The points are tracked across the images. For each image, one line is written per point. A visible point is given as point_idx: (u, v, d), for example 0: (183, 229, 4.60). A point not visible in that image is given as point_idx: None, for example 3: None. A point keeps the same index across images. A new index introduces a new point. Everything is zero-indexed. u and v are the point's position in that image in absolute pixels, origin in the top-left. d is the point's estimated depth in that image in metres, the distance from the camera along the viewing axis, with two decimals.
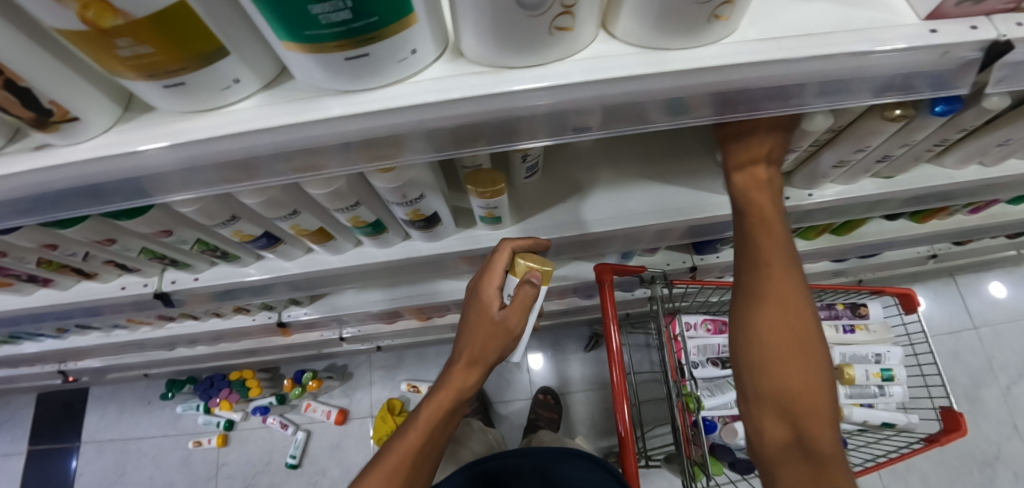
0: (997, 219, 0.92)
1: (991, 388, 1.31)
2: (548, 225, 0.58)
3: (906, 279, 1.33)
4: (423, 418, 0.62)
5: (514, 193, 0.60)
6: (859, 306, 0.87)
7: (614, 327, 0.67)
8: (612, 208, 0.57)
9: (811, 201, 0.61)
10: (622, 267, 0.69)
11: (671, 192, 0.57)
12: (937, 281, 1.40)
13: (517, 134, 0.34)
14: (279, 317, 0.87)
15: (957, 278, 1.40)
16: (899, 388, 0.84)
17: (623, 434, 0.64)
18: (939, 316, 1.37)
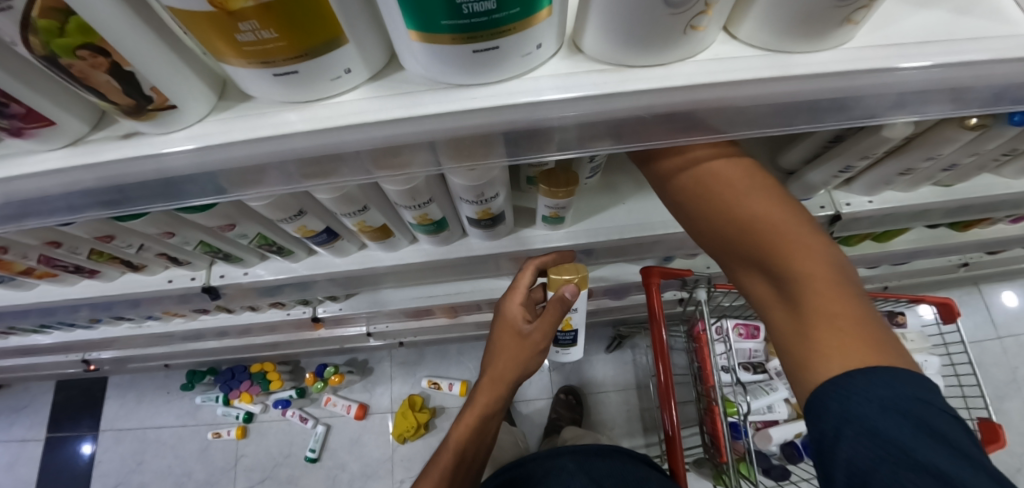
0: None
1: (1014, 399, 1.31)
2: (607, 227, 0.57)
3: (930, 288, 1.33)
4: (455, 437, 0.63)
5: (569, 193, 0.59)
6: (897, 314, 0.86)
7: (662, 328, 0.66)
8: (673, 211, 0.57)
9: (871, 208, 0.60)
10: (670, 270, 0.68)
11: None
12: (962, 290, 1.39)
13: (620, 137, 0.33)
14: (313, 312, 0.87)
15: (980, 288, 1.39)
16: None
17: (671, 433, 0.64)
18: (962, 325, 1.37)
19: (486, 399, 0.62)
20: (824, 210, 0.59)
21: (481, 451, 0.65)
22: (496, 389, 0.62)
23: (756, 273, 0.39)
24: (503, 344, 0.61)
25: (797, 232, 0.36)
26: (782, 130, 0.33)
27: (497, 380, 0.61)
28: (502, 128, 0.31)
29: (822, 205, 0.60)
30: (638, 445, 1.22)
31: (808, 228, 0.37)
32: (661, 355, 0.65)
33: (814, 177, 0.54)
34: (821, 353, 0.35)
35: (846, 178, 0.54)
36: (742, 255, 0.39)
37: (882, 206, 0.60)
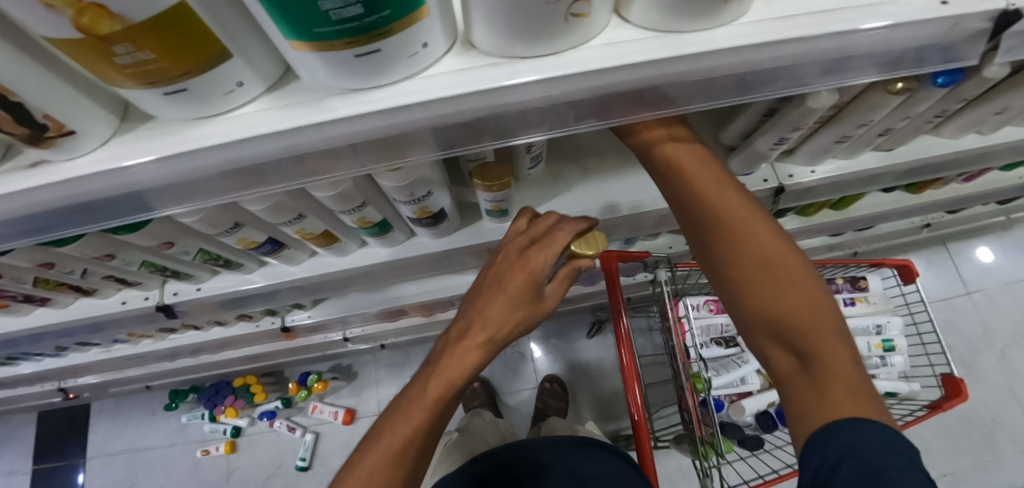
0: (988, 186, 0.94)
1: (986, 352, 1.35)
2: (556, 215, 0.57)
3: (899, 250, 1.35)
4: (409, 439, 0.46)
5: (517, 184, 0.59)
6: (858, 279, 0.88)
7: (622, 312, 0.67)
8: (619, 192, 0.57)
9: (815, 178, 0.61)
10: (626, 253, 0.68)
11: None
12: (930, 251, 1.42)
13: (530, 126, 0.33)
14: (282, 322, 0.86)
15: (948, 246, 1.43)
16: (901, 358, 0.87)
17: (636, 417, 0.65)
18: (933, 284, 1.40)
19: (435, 395, 0.47)
20: (767, 183, 0.59)
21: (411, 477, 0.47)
22: (452, 379, 0.47)
23: (774, 334, 0.43)
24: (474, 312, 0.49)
25: (813, 303, 0.42)
26: (689, 109, 0.34)
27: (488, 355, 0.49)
28: (407, 129, 0.31)
29: (767, 179, 0.60)
30: (625, 427, 1.24)
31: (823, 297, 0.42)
32: (624, 338, 0.66)
33: (752, 152, 0.54)
34: (830, 402, 0.40)
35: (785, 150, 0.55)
36: (767, 308, 0.42)
37: (826, 175, 0.60)
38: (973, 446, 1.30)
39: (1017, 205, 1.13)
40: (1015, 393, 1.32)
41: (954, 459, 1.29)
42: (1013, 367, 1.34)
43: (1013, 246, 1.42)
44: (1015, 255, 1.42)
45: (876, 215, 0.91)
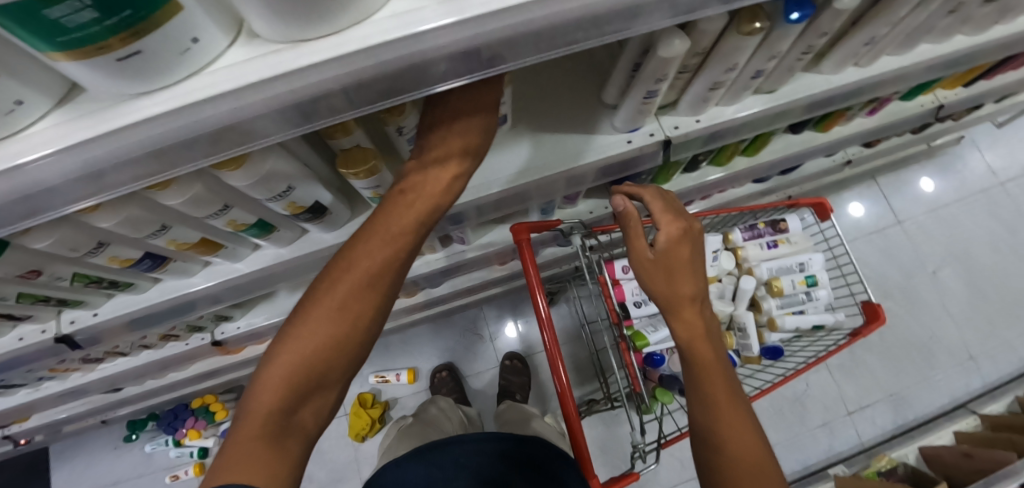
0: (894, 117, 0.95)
1: (920, 276, 1.43)
2: None
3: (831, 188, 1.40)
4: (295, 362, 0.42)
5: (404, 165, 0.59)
6: (777, 221, 0.92)
7: (537, 286, 0.68)
8: (510, 164, 0.59)
9: (701, 127, 0.61)
10: (537, 224, 0.70)
11: (566, 143, 0.59)
12: (862, 185, 1.48)
13: (343, 107, 0.33)
14: (211, 337, 0.85)
15: (879, 179, 1.48)
16: (824, 291, 0.91)
17: (561, 390, 0.66)
18: (867, 217, 1.46)
19: (377, 255, 0.44)
20: (655, 137, 0.60)
21: (360, 337, 0.44)
22: (394, 238, 0.44)
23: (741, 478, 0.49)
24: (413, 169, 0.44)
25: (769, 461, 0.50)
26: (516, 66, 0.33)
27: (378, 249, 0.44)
28: (205, 127, 0.30)
29: (655, 133, 0.60)
30: (587, 392, 1.28)
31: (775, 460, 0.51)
32: (541, 306, 0.67)
33: (630, 108, 0.54)
34: None
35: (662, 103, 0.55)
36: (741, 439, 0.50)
37: (711, 123, 0.61)
38: (914, 364, 1.39)
39: (931, 132, 1.18)
40: (948, 311, 1.41)
41: (897, 379, 1.39)
42: (944, 287, 1.43)
43: (937, 171, 1.49)
44: (940, 180, 1.49)
45: (788, 157, 0.93)
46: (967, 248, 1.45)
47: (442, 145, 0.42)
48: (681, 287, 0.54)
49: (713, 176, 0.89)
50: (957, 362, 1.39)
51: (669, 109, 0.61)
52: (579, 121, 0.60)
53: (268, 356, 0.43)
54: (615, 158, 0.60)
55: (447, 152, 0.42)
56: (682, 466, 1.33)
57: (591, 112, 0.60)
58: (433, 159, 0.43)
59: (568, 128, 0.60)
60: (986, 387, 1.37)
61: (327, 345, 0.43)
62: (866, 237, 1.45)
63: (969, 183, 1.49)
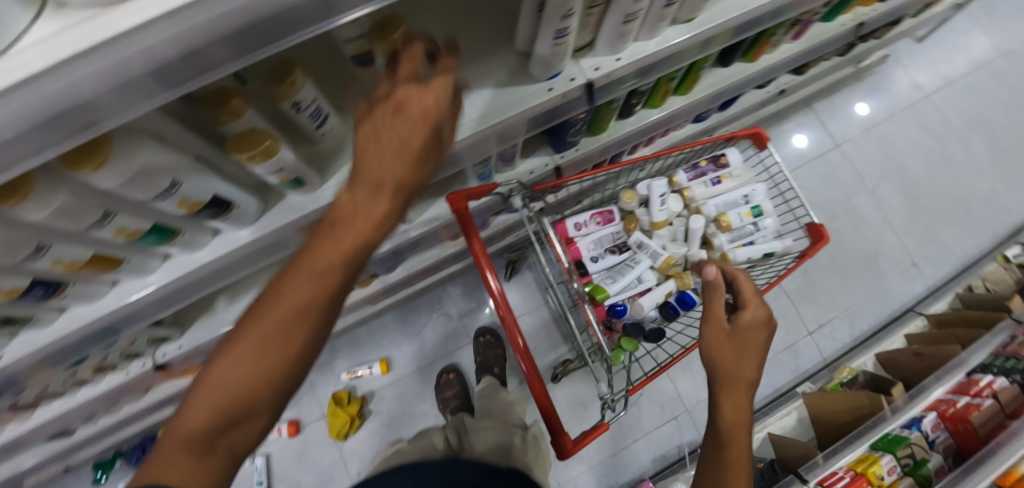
0: (819, 39, 0.96)
1: (862, 195, 1.50)
2: None
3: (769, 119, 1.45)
4: (241, 379, 0.37)
5: (315, 147, 0.56)
6: (718, 157, 0.92)
7: (483, 257, 0.66)
8: None
9: (623, 65, 0.58)
10: (474, 190, 0.67)
11: (482, 98, 0.57)
12: (800, 115, 1.52)
13: (205, 66, 0.30)
14: (154, 361, 0.81)
15: (814, 107, 1.53)
16: (770, 220, 0.93)
17: (528, 372, 0.63)
18: (807, 145, 1.51)
19: (314, 272, 0.38)
20: (576, 81, 0.56)
21: (305, 354, 0.39)
22: (334, 256, 0.38)
23: None
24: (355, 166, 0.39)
25: None
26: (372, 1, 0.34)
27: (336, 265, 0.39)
28: (28, 119, 0.26)
29: (576, 78, 0.56)
30: (562, 353, 1.29)
31: None
32: (489, 273, 0.66)
33: (544, 52, 0.51)
34: None
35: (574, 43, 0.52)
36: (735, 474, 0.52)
37: (633, 59, 0.58)
38: (863, 278, 1.48)
39: (856, 53, 1.21)
40: (890, 224, 1.50)
41: (849, 294, 1.47)
42: (883, 202, 1.50)
43: (867, 92, 1.55)
44: (871, 100, 1.55)
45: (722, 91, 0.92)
46: (901, 162, 1.52)
47: (383, 138, 0.38)
48: (742, 350, 0.61)
49: (650, 120, 0.87)
50: (902, 270, 1.49)
51: (587, 50, 0.58)
52: (493, 73, 0.58)
53: (204, 374, 0.38)
54: (538, 109, 0.57)
55: (387, 140, 0.38)
56: (663, 408, 1.38)
57: (504, 64, 0.58)
58: (368, 146, 0.38)
59: (483, 82, 0.57)
60: (929, 289, 1.47)
61: (271, 368, 0.38)
62: (808, 164, 1.50)
63: (897, 100, 1.55)
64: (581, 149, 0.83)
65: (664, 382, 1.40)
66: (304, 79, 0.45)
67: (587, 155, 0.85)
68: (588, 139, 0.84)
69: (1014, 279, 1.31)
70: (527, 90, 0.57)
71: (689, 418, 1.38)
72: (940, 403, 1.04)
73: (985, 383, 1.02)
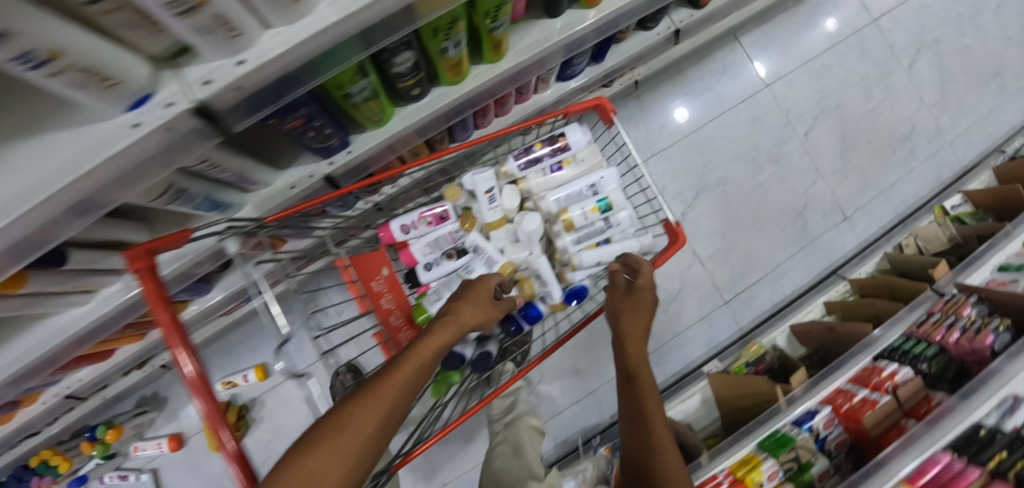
0: None
1: (791, 142, 1.37)
2: None
3: (688, 62, 1.33)
4: (350, 447, 0.43)
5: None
6: (556, 138, 0.71)
7: (168, 327, 0.48)
8: None
9: (249, 72, 0.38)
10: (162, 239, 0.52)
11: (42, 151, 0.36)
12: (726, 51, 1.35)
13: None
14: None
15: (742, 40, 1.36)
16: (625, 212, 0.75)
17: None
18: (733, 86, 1.36)
19: (421, 366, 0.51)
20: (174, 108, 0.37)
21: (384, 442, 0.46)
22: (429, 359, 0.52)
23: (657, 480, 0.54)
24: (430, 332, 0.55)
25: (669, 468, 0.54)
26: None
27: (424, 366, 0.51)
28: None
29: (174, 102, 0.37)
30: None
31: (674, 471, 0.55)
32: (177, 349, 0.47)
33: (51, 86, 0.30)
34: None
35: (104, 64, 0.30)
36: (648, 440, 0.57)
37: (260, 61, 0.37)
38: (788, 235, 1.36)
39: None
40: (823, 173, 1.38)
41: (771, 256, 1.35)
42: (814, 147, 1.38)
43: (801, 22, 1.38)
44: (805, 28, 1.38)
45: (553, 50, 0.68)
46: (839, 99, 1.39)
47: (467, 307, 0.60)
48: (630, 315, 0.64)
49: (447, 101, 0.65)
50: (833, 225, 1.37)
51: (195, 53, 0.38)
52: (56, 107, 0.37)
53: (294, 456, 0.42)
54: (139, 153, 0.38)
55: (468, 318, 0.60)
56: (564, 393, 1.30)
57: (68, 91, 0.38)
58: (452, 318, 0.58)
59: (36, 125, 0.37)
60: (859, 245, 1.37)
61: (367, 445, 0.44)
62: (732, 109, 1.36)
63: (841, 24, 1.40)
64: (354, 152, 0.63)
65: (567, 365, 1.31)
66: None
67: (368, 156, 0.65)
68: (363, 136, 0.64)
69: (947, 235, 1.18)
70: (108, 127, 0.37)
71: (593, 400, 1.30)
72: (839, 396, 0.93)
73: (889, 374, 0.90)
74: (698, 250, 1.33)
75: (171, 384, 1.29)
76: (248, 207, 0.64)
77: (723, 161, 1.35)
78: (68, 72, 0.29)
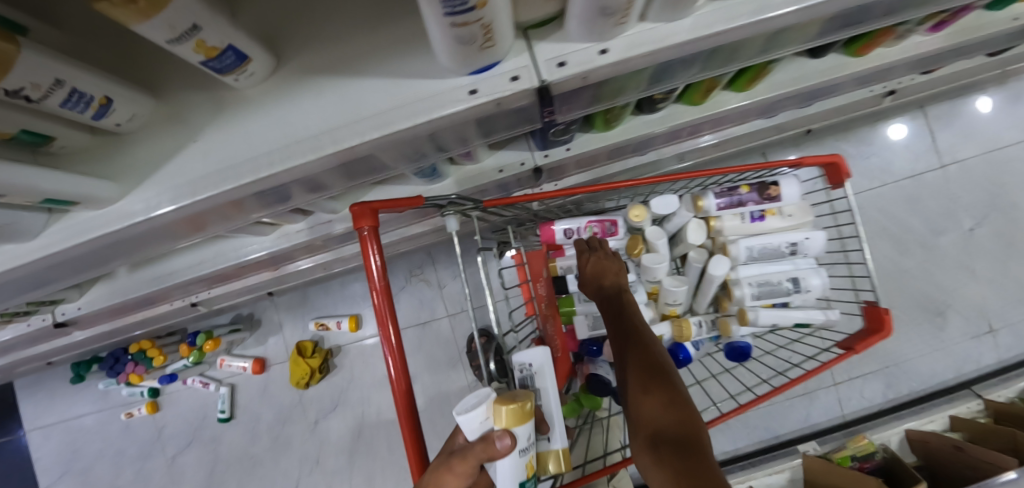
0: (976, 32, 0.60)
1: (955, 231, 1.24)
2: (187, 179, 0.38)
3: (862, 120, 1.21)
4: None
5: (124, 140, 0.40)
6: (768, 186, 0.67)
7: (374, 251, 0.49)
8: (265, 134, 0.37)
9: (606, 64, 0.34)
10: (390, 200, 0.49)
11: (360, 92, 0.36)
12: (908, 117, 1.23)
13: None
14: (55, 317, 0.73)
15: (928, 109, 1.24)
16: (819, 281, 0.69)
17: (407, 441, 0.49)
18: (904, 157, 1.24)
19: None
20: (520, 83, 0.34)
21: None
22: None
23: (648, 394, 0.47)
24: None
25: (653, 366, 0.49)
26: None
27: None
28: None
29: (520, 75, 0.34)
30: None
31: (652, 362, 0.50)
32: (373, 265, 0.48)
33: (438, 37, 0.28)
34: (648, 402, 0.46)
35: (494, 34, 0.28)
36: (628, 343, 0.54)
37: (626, 56, 0.34)
38: (920, 332, 1.25)
39: (1012, 53, 0.86)
40: (981, 275, 1.24)
41: (894, 349, 1.25)
42: (977, 244, 1.24)
43: (1001, 107, 1.23)
44: (1003, 111, 1.24)
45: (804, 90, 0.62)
46: (1020, 199, 1.24)
47: (456, 475, 0.44)
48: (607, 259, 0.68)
49: (681, 121, 0.60)
50: (973, 335, 1.24)
51: (554, 26, 0.35)
52: (389, 48, 0.36)
53: None
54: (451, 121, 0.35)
55: None
56: None
57: (423, 38, 0.36)
58: None
59: (372, 67, 0.36)
60: (1001, 363, 1.23)
61: None
62: (895, 182, 1.24)
63: None
64: (574, 149, 0.62)
65: None
66: (17, 53, 0.27)
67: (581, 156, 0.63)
68: (585, 136, 0.62)
69: None
70: (437, 87, 0.35)
71: None
72: None
73: None
74: None
75: (268, 309, 1.35)
76: (449, 179, 0.61)
77: (866, 235, 1.24)
78: (472, 27, 0.26)
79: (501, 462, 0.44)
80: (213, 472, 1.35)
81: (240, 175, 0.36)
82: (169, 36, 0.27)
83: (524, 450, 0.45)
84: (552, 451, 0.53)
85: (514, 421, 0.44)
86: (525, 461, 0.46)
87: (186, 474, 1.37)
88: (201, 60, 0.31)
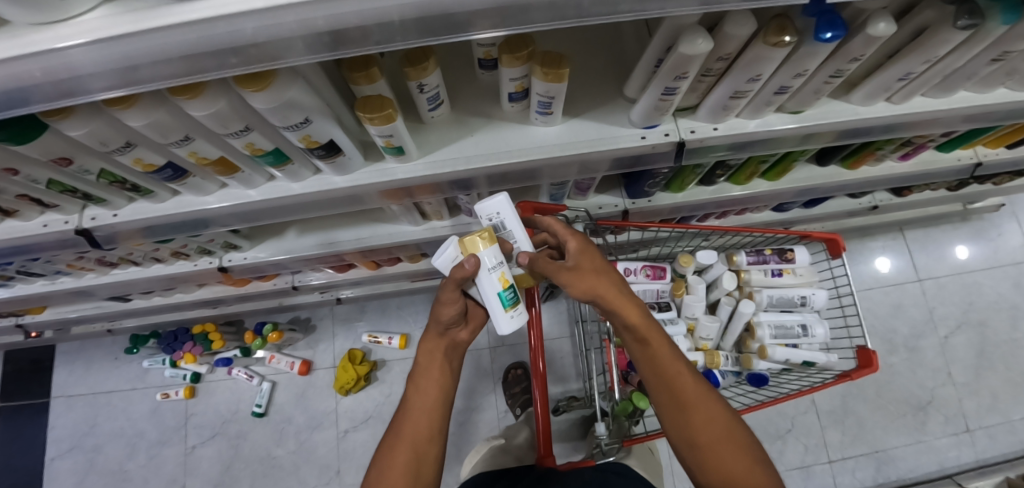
0: (928, 166, 0.91)
1: (931, 337, 1.47)
2: (458, 157, 0.59)
3: (853, 233, 1.51)
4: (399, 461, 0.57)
5: (423, 126, 0.62)
6: (786, 252, 0.91)
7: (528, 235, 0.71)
8: (518, 139, 0.61)
9: (718, 135, 0.62)
10: (543, 205, 0.73)
11: (577, 127, 0.61)
12: (888, 237, 1.54)
13: (420, 31, 0.36)
14: (219, 262, 0.89)
15: (906, 233, 1.55)
16: (821, 330, 0.90)
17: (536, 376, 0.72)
18: (888, 269, 1.52)
19: (426, 406, 0.61)
20: (670, 137, 0.61)
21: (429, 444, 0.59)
22: (427, 419, 0.60)
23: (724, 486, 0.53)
24: (414, 389, 0.63)
25: (719, 431, 0.55)
26: (544, 25, 0.38)
27: (430, 367, 0.64)
28: (224, 42, 0.34)
29: (669, 132, 0.61)
30: (574, 388, 1.35)
31: (721, 424, 0.55)
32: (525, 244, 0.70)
33: (647, 103, 0.55)
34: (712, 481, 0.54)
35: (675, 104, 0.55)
36: (685, 409, 0.57)
37: (727, 132, 0.61)
38: (906, 423, 1.40)
39: (965, 191, 1.16)
40: (956, 379, 1.45)
41: (884, 436, 1.39)
42: (950, 352, 1.46)
43: (961, 240, 1.55)
44: (963, 244, 1.55)
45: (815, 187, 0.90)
46: (983, 317, 1.49)
47: (444, 305, 0.62)
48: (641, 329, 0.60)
49: (730, 193, 0.88)
50: (951, 433, 1.40)
51: (689, 112, 0.63)
52: (597, 109, 0.63)
53: (386, 439, 0.60)
54: (626, 151, 0.60)
55: (429, 349, 0.64)
56: None
57: (620, 107, 0.62)
58: (426, 364, 0.64)
59: (590, 117, 0.62)
60: (977, 463, 1.37)
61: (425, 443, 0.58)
62: (882, 288, 1.51)
63: (1001, 252, 1.54)
64: (653, 200, 0.88)
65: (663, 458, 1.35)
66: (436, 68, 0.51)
67: (658, 207, 0.89)
68: (662, 193, 0.89)
69: None
70: (624, 133, 0.60)
71: None
72: None
73: None
74: (816, 401, 1.41)
75: (326, 316, 1.47)
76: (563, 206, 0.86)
77: None
78: (667, 99, 0.53)
79: (480, 280, 0.58)
80: (230, 469, 1.36)
81: (499, 158, 0.59)
82: (516, 75, 0.52)
83: (491, 267, 0.58)
84: (530, 267, 0.63)
85: (478, 243, 0.58)
86: (496, 275, 0.58)
87: (202, 467, 1.36)
88: (511, 91, 0.55)
